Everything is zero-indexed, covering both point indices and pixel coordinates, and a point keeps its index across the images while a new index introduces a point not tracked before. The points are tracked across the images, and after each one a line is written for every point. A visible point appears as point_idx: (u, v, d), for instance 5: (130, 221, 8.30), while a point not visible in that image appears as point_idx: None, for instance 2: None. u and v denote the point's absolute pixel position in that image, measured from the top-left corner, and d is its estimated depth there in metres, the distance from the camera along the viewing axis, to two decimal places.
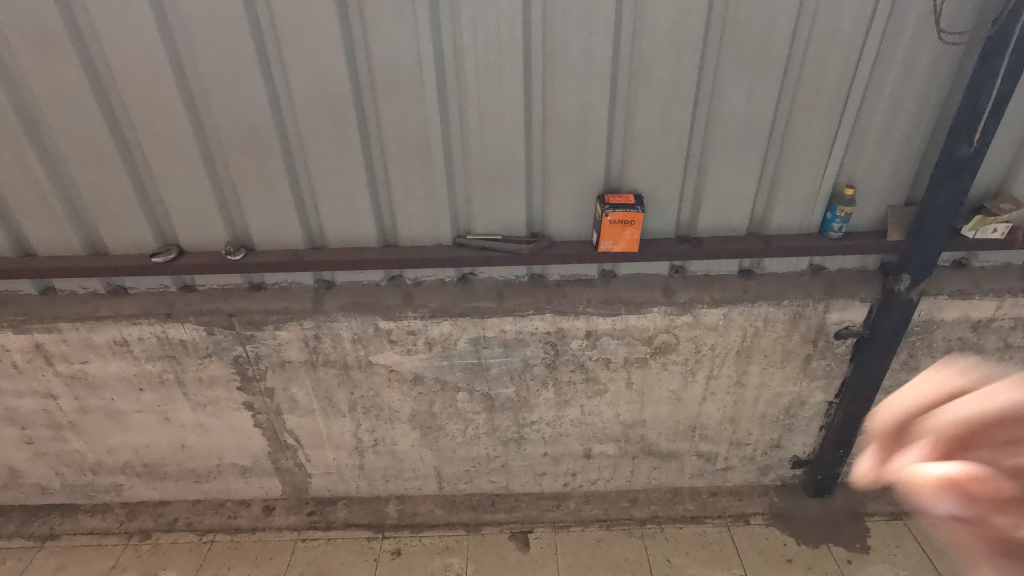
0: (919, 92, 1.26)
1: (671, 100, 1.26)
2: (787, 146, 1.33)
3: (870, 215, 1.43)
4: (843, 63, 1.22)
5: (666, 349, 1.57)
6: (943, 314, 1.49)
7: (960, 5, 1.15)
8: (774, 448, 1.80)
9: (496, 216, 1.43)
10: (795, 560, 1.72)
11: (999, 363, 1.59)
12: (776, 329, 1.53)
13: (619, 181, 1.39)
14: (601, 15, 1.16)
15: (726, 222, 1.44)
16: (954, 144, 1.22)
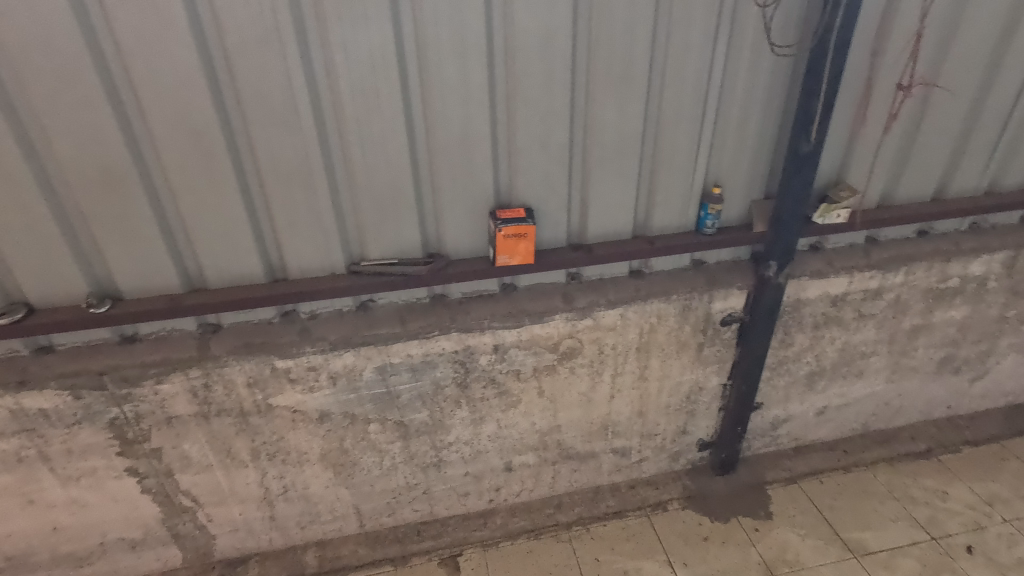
0: (764, 98, 1.41)
1: (548, 115, 1.31)
2: (659, 152, 1.43)
3: (738, 210, 1.57)
4: (697, 75, 1.33)
5: (571, 353, 1.62)
6: (807, 292, 1.66)
7: (785, 22, 1.30)
8: (681, 434, 1.90)
9: (390, 240, 1.41)
10: (710, 537, 1.82)
11: (857, 331, 1.79)
12: (669, 323, 1.63)
13: (509, 196, 1.42)
14: (472, 37, 1.19)
15: (613, 227, 1.52)
16: (797, 142, 1.37)
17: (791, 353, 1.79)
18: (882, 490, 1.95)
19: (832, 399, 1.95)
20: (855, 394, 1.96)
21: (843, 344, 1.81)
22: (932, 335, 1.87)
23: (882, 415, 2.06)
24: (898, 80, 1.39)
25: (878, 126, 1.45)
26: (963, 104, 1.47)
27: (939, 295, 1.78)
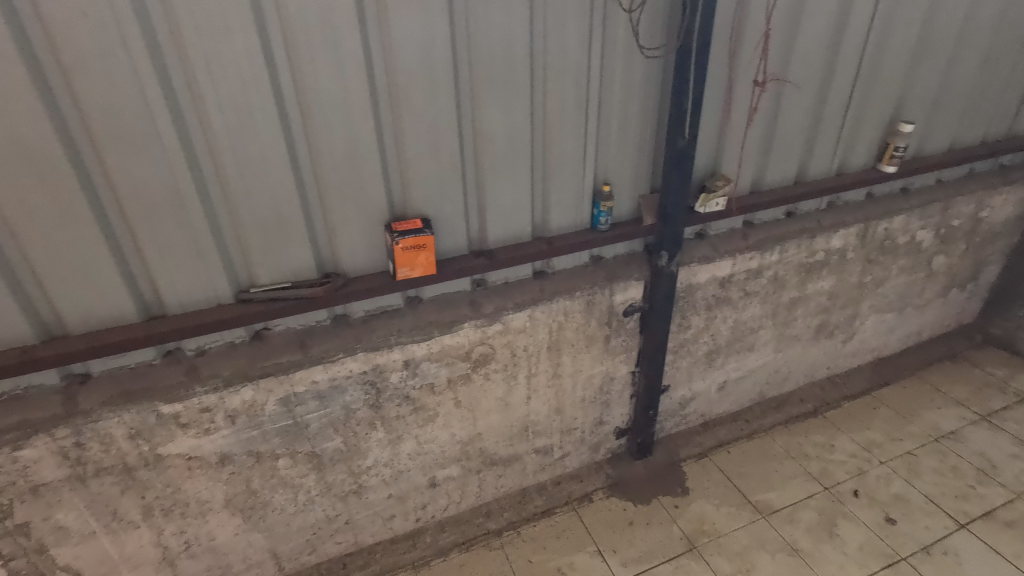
0: (640, 98, 1.48)
1: (436, 123, 1.30)
2: (549, 154, 1.46)
3: (628, 205, 1.64)
4: (576, 79, 1.38)
5: (484, 360, 1.61)
6: (698, 277, 1.77)
7: (651, 26, 1.38)
8: (598, 425, 1.96)
9: (280, 263, 1.33)
10: (635, 520, 1.89)
11: (744, 308, 1.94)
12: (576, 319, 1.67)
13: (404, 207, 1.39)
14: (348, 48, 1.15)
15: (512, 231, 1.53)
16: (673, 138, 1.45)
17: (690, 335, 1.90)
18: (780, 451, 2.12)
19: (730, 374, 2.10)
20: (749, 366, 2.12)
21: (734, 322, 1.95)
22: (807, 305, 2.07)
23: (774, 383, 2.25)
24: (753, 77, 1.52)
25: (741, 120, 1.58)
26: (809, 96, 1.64)
27: (809, 269, 1.97)
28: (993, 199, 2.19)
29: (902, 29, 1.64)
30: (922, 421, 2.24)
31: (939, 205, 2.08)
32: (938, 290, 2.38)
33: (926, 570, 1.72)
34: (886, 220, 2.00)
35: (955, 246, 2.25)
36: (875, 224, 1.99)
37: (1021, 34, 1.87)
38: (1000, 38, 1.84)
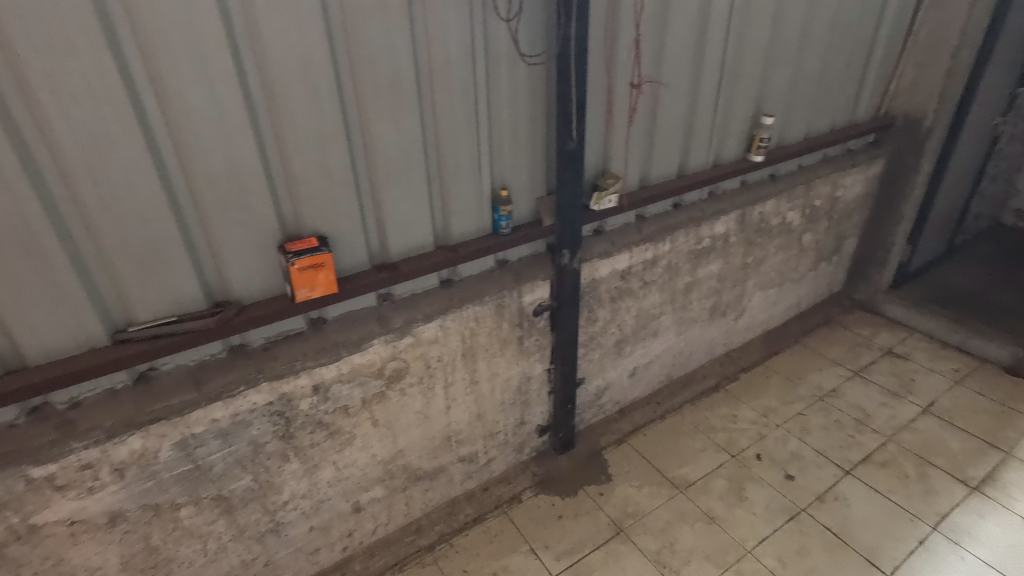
0: (528, 104, 1.53)
1: (323, 138, 1.26)
2: (444, 163, 1.46)
3: (527, 208, 1.68)
4: (463, 88, 1.39)
5: (399, 375, 1.58)
6: (599, 272, 1.85)
7: (530, 33, 1.43)
8: (521, 425, 1.99)
9: (162, 296, 1.23)
10: (564, 513, 1.94)
11: (645, 297, 2.05)
12: (487, 324, 1.69)
13: (297, 226, 1.33)
14: (218, 63, 1.09)
15: (415, 241, 1.52)
16: (563, 141, 1.51)
17: (598, 327, 1.98)
18: (691, 427, 2.27)
19: (639, 360, 2.21)
20: (655, 351, 2.25)
21: (637, 311, 2.06)
22: (700, 288, 2.23)
23: (680, 364, 2.39)
24: (630, 79, 1.61)
25: (623, 120, 1.67)
26: (682, 95, 1.76)
27: (699, 255, 2.12)
28: (845, 180, 2.48)
29: (754, 31, 1.81)
30: (808, 383, 2.48)
31: (802, 188, 2.31)
32: (809, 264, 2.65)
33: (822, 517, 1.90)
34: (759, 205, 2.20)
35: (819, 223, 2.52)
36: (750, 209, 2.18)
37: (851, 34, 2.13)
38: (835, 38, 2.08)
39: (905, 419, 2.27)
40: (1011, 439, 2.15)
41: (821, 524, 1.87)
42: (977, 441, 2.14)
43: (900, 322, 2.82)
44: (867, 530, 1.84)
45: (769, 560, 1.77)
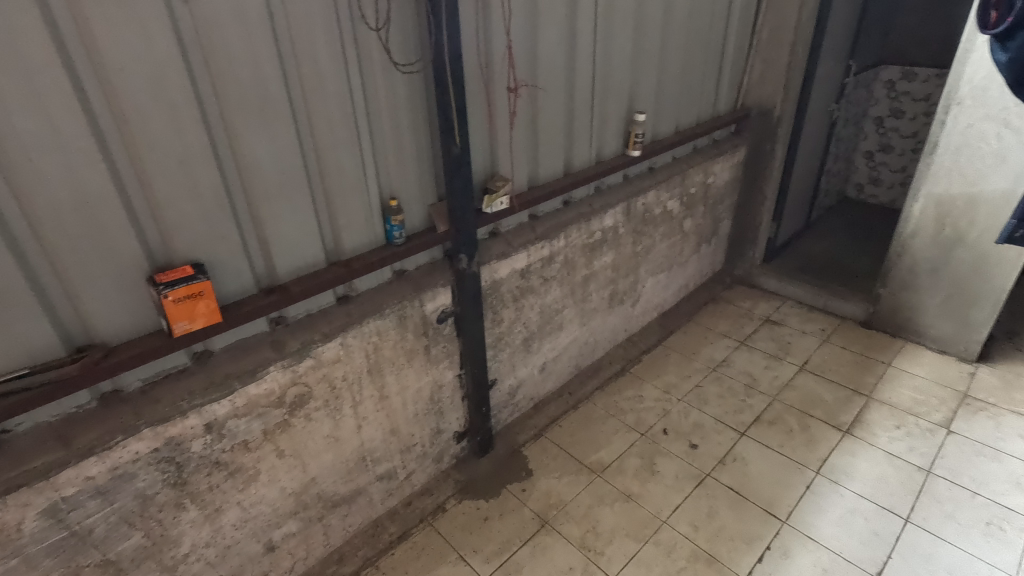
0: (408, 112, 1.52)
1: (188, 159, 1.18)
2: (327, 177, 1.42)
3: (419, 216, 1.67)
4: (339, 99, 1.36)
5: (302, 401, 1.51)
6: (499, 273, 1.88)
7: (403, 42, 1.42)
8: (437, 434, 1.97)
9: (8, 348, 1.08)
10: (490, 515, 1.95)
11: (547, 293, 2.12)
12: (391, 337, 1.66)
13: (167, 255, 1.23)
14: (51, 83, 0.98)
15: (304, 260, 1.46)
16: (447, 147, 1.51)
17: (504, 328, 2.01)
18: (602, 413, 2.37)
19: (547, 355, 2.27)
20: (562, 344, 2.32)
21: (540, 307, 2.12)
22: (597, 279, 2.33)
23: (586, 354, 2.49)
24: (506, 84, 1.66)
25: (505, 123, 1.71)
26: (559, 97, 1.84)
27: (592, 247, 2.22)
28: (714, 167, 2.71)
29: (618, 34, 1.93)
30: (702, 356, 2.68)
31: (678, 177, 2.50)
32: (693, 247, 2.86)
33: (725, 479, 2.06)
34: (641, 196, 2.34)
35: (696, 209, 2.73)
36: (634, 201, 2.31)
37: (705, 34, 2.33)
38: (691, 39, 2.27)
39: (785, 378, 2.52)
40: (871, 384, 2.45)
41: (724, 485, 2.03)
42: (844, 389, 2.43)
43: (775, 292, 3.13)
44: (763, 484, 2.02)
45: (683, 526, 1.89)
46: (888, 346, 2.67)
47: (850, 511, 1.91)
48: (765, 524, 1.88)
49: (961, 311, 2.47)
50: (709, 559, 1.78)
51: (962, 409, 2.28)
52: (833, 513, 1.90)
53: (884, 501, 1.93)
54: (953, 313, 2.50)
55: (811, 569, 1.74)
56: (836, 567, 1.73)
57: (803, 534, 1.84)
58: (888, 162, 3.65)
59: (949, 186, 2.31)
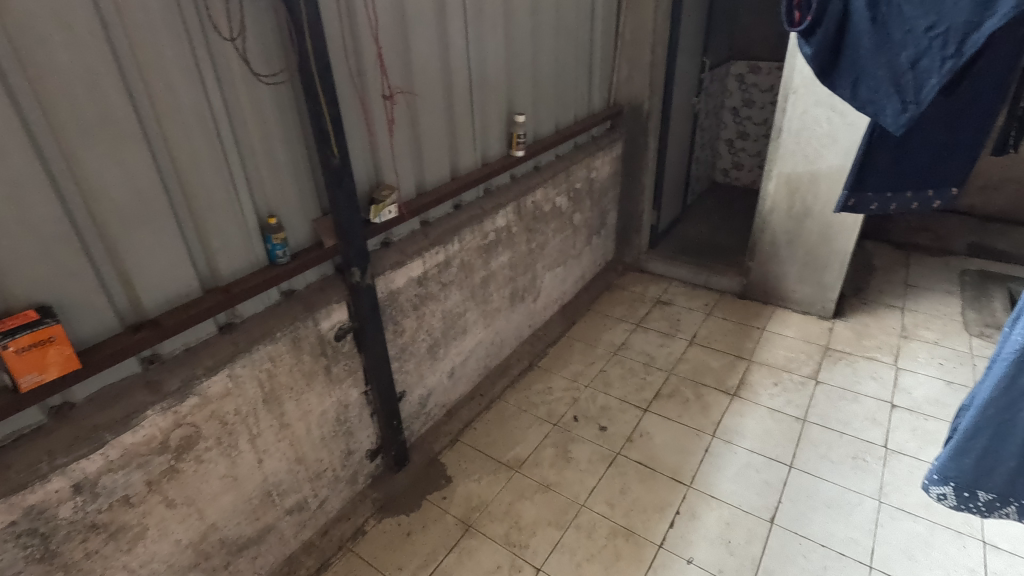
0: (279, 125, 1.44)
1: (20, 191, 1.04)
2: (192, 199, 1.32)
3: (303, 233, 1.60)
4: (197, 115, 1.27)
5: (190, 443, 1.39)
6: (395, 283, 1.85)
7: (263, 52, 1.35)
8: (349, 455, 1.90)
9: None
10: (412, 529, 1.92)
11: (447, 298, 2.12)
12: (285, 361, 1.57)
13: (4, 301, 1.08)
14: None
15: (176, 290, 1.34)
16: (325, 159, 1.46)
17: (407, 338, 1.98)
18: (515, 410, 2.41)
19: (455, 360, 2.27)
20: (468, 347, 2.33)
21: (442, 313, 2.11)
22: (496, 279, 2.37)
23: (494, 354, 2.52)
24: (381, 91, 1.63)
25: (384, 131, 1.69)
26: (437, 102, 1.84)
27: (487, 249, 2.25)
28: (596, 162, 2.85)
29: (489, 38, 1.97)
30: (603, 342, 2.81)
31: (563, 174, 2.60)
32: (584, 239, 2.99)
33: (635, 455, 2.17)
34: (530, 195, 2.41)
35: (583, 203, 2.86)
36: (523, 200, 2.38)
37: (572, 37, 2.45)
38: (560, 42, 2.37)
39: (678, 353, 2.71)
40: (751, 348, 2.71)
41: (634, 461, 2.14)
42: (729, 356, 2.66)
43: (662, 274, 3.36)
44: (668, 454, 2.16)
45: (601, 506, 1.97)
46: (762, 313, 2.96)
47: (744, 466, 2.09)
48: (673, 491, 2.01)
49: (816, 275, 2.80)
50: (627, 533, 1.87)
51: (825, 360, 2.59)
52: (730, 470, 2.08)
53: (771, 452, 2.14)
54: (810, 277, 2.82)
55: (716, 525, 1.88)
56: (737, 519, 1.89)
57: (706, 494, 1.99)
58: (746, 148, 4.05)
59: (794, 165, 2.61)
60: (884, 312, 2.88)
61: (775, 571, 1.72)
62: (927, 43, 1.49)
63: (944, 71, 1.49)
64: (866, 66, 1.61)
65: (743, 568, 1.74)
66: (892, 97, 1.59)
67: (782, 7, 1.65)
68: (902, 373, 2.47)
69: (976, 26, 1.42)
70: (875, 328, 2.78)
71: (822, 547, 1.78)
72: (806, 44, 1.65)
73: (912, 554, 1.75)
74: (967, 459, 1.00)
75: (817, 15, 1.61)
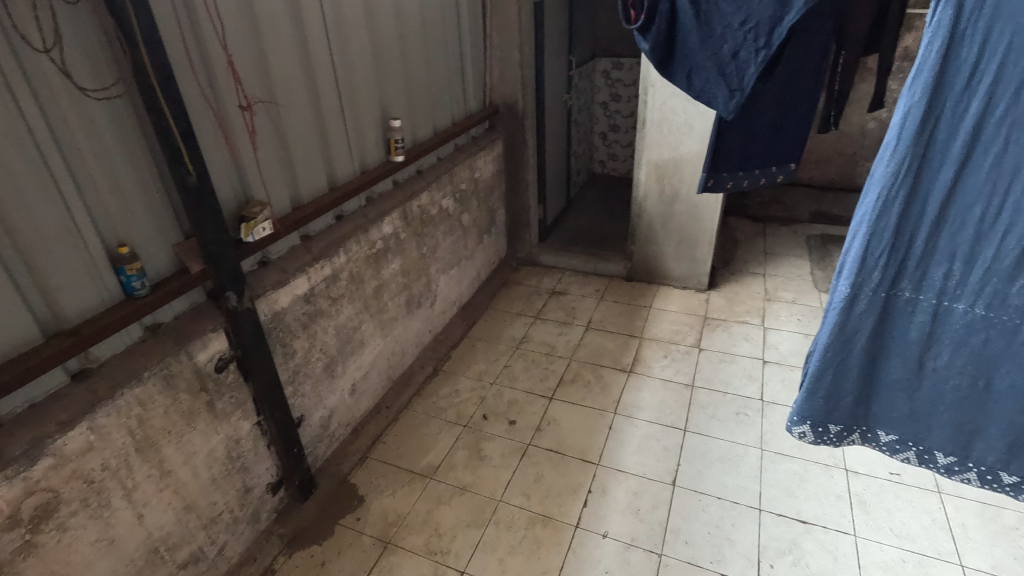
0: (120, 144, 1.30)
1: None
2: (18, 235, 1.15)
3: (164, 260, 1.46)
4: (14, 140, 1.11)
5: (49, 510, 1.21)
6: (279, 303, 1.75)
7: (89, 64, 1.21)
8: (247, 493, 1.77)
9: None
10: (327, 558, 1.83)
11: (339, 313, 2.04)
12: (158, 403, 1.42)
13: None
14: None
15: (9, 340, 1.17)
16: (180, 178, 1.34)
17: (299, 360, 1.88)
18: (423, 418, 2.38)
19: (355, 375, 2.20)
20: (368, 360, 2.26)
21: (335, 328, 2.03)
22: (389, 288, 2.32)
23: (396, 364, 2.47)
24: (238, 102, 1.53)
25: (247, 144, 1.58)
26: (304, 111, 1.76)
27: (376, 258, 2.19)
28: (478, 162, 2.88)
29: (353, 43, 1.91)
30: (504, 338, 2.86)
31: (446, 176, 2.60)
32: (475, 239, 3.02)
33: (545, 443, 2.23)
34: (415, 200, 2.38)
35: (470, 203, 2.88)
36: (408, 205, 2.34)
37: (440, 40, 2.45)
38: (428, 44, 2.36)
39: (576, 339, 2.82)
40: (641, 326, 2.89)
41: (545, 449, 2.20)
42: (622, 336, 2.81)
43: (554, 266, 3.48)
44: (576, 437, 2.25)
45: (517, 499, 2.00)
46: (647, 292, 3.17)
47: (645, 437, 2.23)
48: (583, 471, 2.09)
49: (689, 252, 3.04)
50: (544, 520, 1.92)
51: (705, 329, 2.83)
52: (633, 443, 2.20)
53: (667, 420, 2.30)
54: (685, 255, 3.06)
55: (626, 496, 1.99)
56: (643, 488, 2.01)
57: (614, 469, 2.09)
58: (619, 139, 4.31)
59: (660, 153, 2.81)
60: (750, 279, 3.20)
61: (680, 529, 1.86)
62: (742, 37, 1.41)
63: (760, 62, 1.43)
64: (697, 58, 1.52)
65: (653, 532, 1.85)
66: (719, 86, 1.52)
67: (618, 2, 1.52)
68: (769, 332, 2.77)
69: (780, 19, 1.34)
70: (744, 294, 3.08)
71: (718, 499, 1.95)
72: (642, 40, 1.55)
73: (792, 491, 1.96)
74: (817, 398, 1.15)
75: (649, 12, 1.50)
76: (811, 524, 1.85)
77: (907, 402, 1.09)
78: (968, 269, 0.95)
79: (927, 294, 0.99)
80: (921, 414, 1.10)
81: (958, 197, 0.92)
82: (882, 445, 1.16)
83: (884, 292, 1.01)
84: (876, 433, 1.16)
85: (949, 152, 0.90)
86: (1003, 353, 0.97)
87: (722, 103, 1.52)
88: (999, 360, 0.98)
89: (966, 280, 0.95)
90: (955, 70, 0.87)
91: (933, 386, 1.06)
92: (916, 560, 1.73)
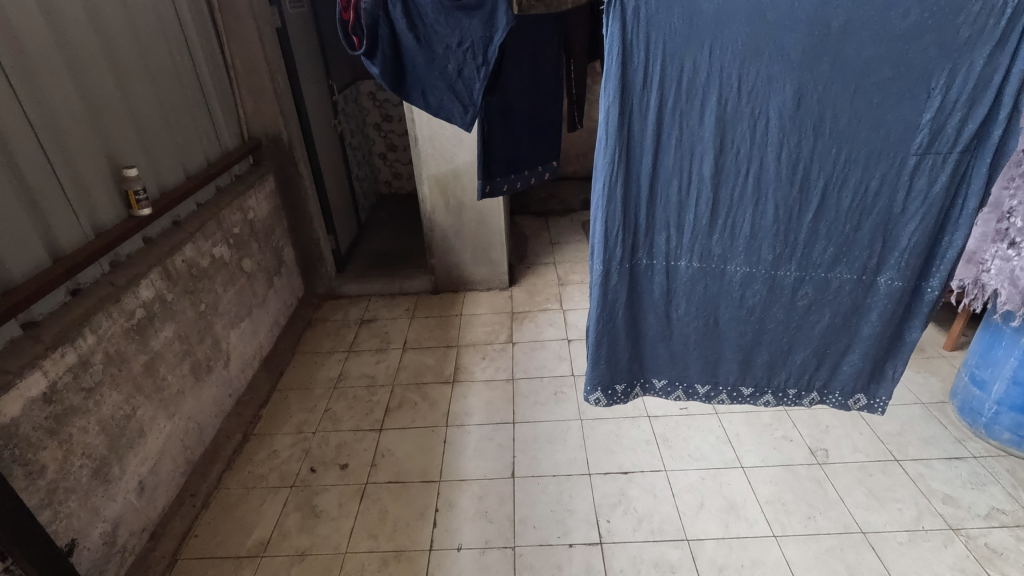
0: None
1: None
2: None
3: None
4: None
5: None
6: (7, 413, 1.38)
7: None
8: None
9: None
10: None
11: (100, 405, 1.69)
12: None
13: None
14: None
15: None
16: None
17: (54, 474, 1.52)
18: (242, 493, 2.13)
19: (141, 471, 1.86)
20: (155, 449, 1.93)
21: (99, 424, 1.68)
22: (165, 359, 2.01)
23: (194, 443, 2.15)
24: None
25: None
26: None
27: (138, 329, 1.88)
28: (248, 202, 2.64)
29: (50, 87, 1.60)
30: (319, 381, 2.69)
31: (212, 223, 2.33)
32: (264, 284, 2.77)
33: (383, 477, 2.15)
34: (177, 254, 2.10)
35: (249, 247, 2.63)
36: (170, 261, 2.05)
37: (170, 73, 2.19)
38: (156, 80, 2.10)
39: (395, 363, 2.78)
40: (455, 334, 2.96)
41: (384, 483, 2.12)
42: (439, 349, 2.85)
43: (359, 295, 3.38)
44: (413, 460, 2.21)
45: (365, 544, 1.89)
46: (455, 301, 3.25)
47: (480, 439, 2.28)
48: (427, 492, 2.07)
49: (485, 255, 3.20)
50: (397, 555, 1.85)
51: (515, 323, 3.01)
52: (470, 449, 2.24)
53: (497, 418, 2.39)
54: (483, 259, 3.22)
55: (471, 502, 2.01)
56: (487, 490, 2.06)
57: (456, 480, 2.11)
58: (399, 157, 4.36)
59: (438, 167, 2.91)
60: (544, 269, 3.49)
61: (527, 517, 1.94)
62: (463, 56, 1.51)
63: (483, 78, 1.56)
64: (427, 78, 1.57)
65: (503, 528, 1.91)
66: (453, 102, 1.59)
67: (338, 30, 1.48)
68: (568, 313, 3.06)
69: (490, 39, 1.49)
70: (541, 284, 3.35)
71: (554, 477, 2.09)
72: (371, 66, 1.51)
73: (610, 448, 2.20)
74: (600, 366, 1.30)
75: (371, 37, 1.48)
76: (632, 473, 2.09)
77: (666, 350, 1.30)
78: (680, 232, 1.16)
79: (658, 259, 1.19)
80: (679, 357, 1.31)
81: (659, 175, 1.12)
82: (658, 390, 1.36)
83: (628, 263, 1.19)
84: (651, 381, 1.36)
85: (645, 140, 1.09)
86: (719, 293, 1.21)
87: (460, 116, 1.59)
88: (717, 299, 1.21)
89: (681, 240, 1.16)
90: (633, 72, 1.05)
91: (680, 331, 1.27)
92: (711, 475, 2.06)
